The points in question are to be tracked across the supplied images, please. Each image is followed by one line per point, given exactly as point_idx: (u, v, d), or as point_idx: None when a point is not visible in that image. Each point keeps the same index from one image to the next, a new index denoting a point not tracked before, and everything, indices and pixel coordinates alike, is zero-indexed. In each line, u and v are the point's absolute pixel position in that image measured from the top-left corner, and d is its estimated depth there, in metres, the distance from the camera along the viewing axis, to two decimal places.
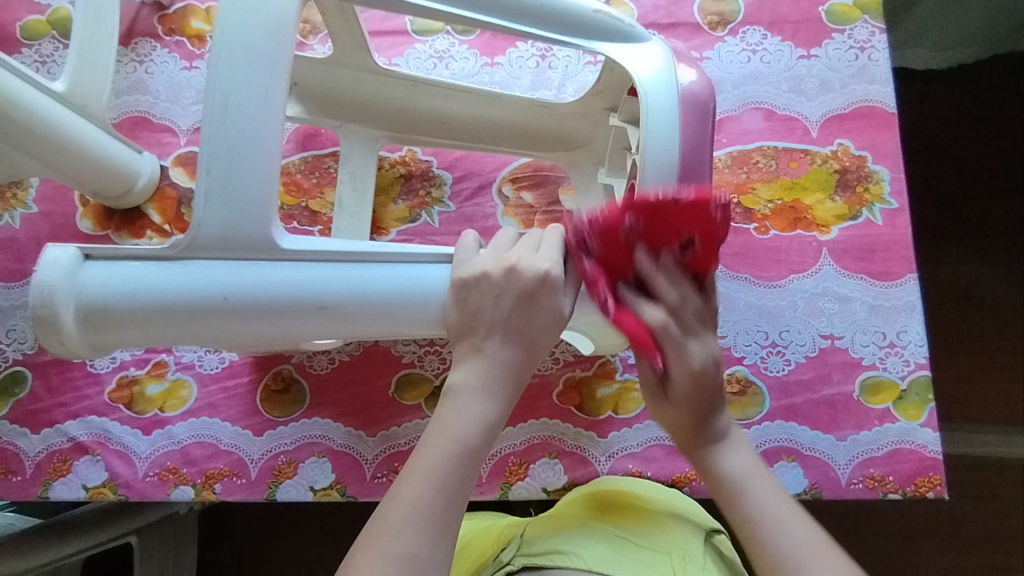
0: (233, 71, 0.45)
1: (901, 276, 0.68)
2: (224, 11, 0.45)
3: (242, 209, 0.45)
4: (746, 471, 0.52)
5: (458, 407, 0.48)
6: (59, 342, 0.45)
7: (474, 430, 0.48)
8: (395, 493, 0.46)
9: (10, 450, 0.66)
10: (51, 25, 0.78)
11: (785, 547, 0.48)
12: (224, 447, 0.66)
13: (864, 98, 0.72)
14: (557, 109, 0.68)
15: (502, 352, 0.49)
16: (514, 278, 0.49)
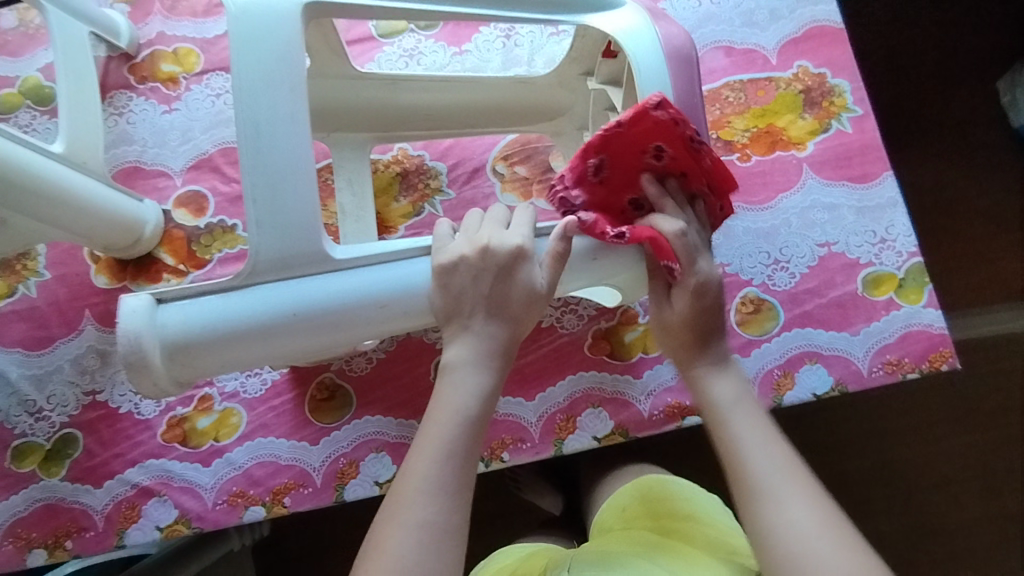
0: (257, 103, 0.49)
1: (878, 176, 0.73)
2: (237, 45, 0.49)
3: (294, 228, 0.50)
4: (733, 399, 0.54)
5: (455, 381, 0.52)
6: (153, 383, 0.50)
7: (473, 399, 0.51)
8: (407, 466, 0.49)
9: (78, 507, 0.68)
10: (23, 96, 0.79)
11: (749, 458, 0.50)
12: (285, 462, 0.69)
13: (813, 20, 0.77)
14: (534, 83, 0.71)
15: (489, 327, 0.53)
16: (489, 257, 0.52)
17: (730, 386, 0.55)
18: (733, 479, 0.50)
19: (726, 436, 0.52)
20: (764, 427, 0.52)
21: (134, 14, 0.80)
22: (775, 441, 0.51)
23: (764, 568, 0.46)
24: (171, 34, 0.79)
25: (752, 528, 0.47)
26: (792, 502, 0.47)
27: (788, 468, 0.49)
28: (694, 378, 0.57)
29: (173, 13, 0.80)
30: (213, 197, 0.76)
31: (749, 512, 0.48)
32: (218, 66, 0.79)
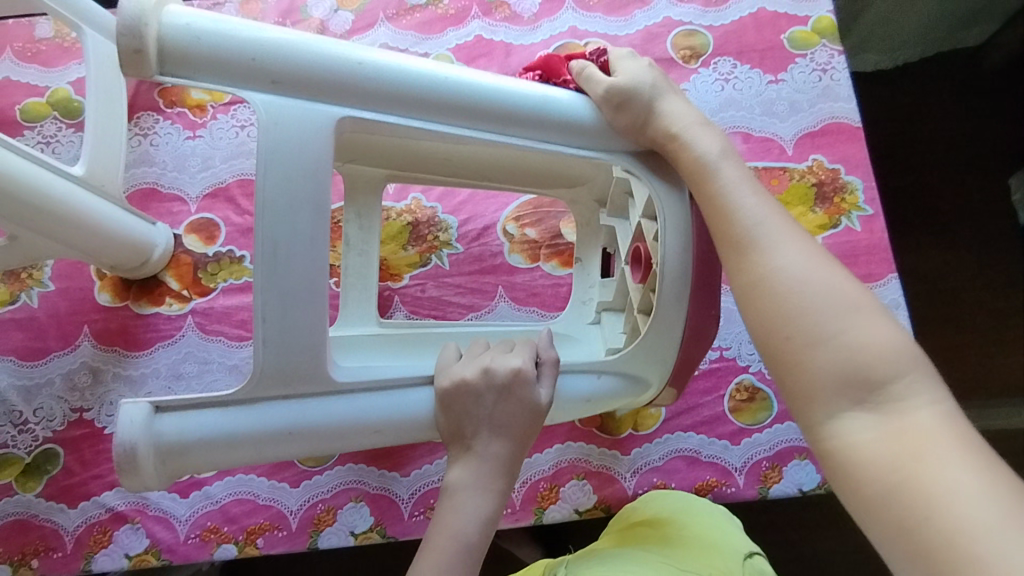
0: (278, 219, 0.46)
1: (883, 277, 0.73)
2: (267, 150, 0.46)
3: (303, 351, 0.48)
4: (716, 152, 0.51)
5: (455, 504, 0.51)
6: (140, 487, 0.48)
7: (472, 527, 0.50)
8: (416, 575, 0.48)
9: (49, 526, 0.68)
10: (50, 107, 0.80)
11: (751, 217, 0.48)
12: (263, 502, 0.68)
13: (831, 115, 0.78)
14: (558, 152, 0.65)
15: (491, 447, 0.53)
16: (490, 377, 0.53)
17: (710, 144, 0.52)
18: (718, 228, 0.49)
19: (711, 191, 0.50)
20: (751, 180, 0.50)
21: None
22: (760, 196, 0.49)
23: (786, 368, 0.43)
24: None
25: (749, 280, 0.46)
26: (785, 248, 0.46)
27: (774, 216, 0.48)
28: (666, 142, 0.53)
29: None
30: (225, 227, 0.77)
31: (739, 258, 0.47)
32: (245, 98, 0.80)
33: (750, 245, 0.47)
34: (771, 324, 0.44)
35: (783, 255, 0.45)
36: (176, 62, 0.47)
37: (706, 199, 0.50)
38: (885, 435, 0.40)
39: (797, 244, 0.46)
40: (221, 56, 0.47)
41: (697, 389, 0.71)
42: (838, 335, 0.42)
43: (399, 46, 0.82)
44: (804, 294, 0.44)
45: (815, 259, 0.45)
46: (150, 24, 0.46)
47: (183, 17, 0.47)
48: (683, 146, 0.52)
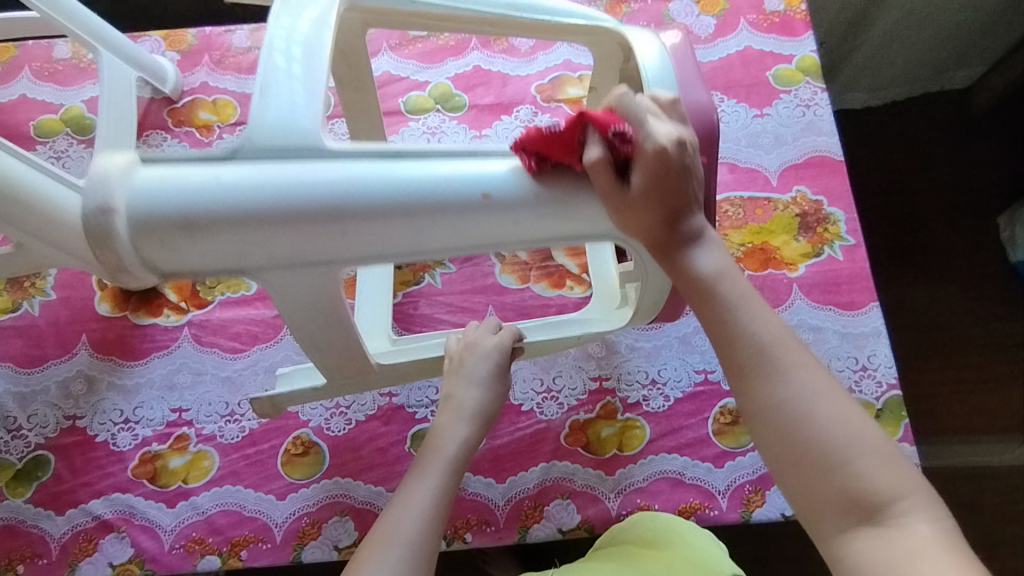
0: (308, 326, 0.56)
1: (865, 305, 0.75)
2: (281, 286, 0.52)
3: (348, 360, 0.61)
4: (720, 266, 0.47)
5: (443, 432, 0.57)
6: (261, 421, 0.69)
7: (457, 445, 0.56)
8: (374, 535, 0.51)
9: (36, 532, 0.68)
10: (64, 123, 0.83)
11: (755, 338, 0.45)
12: (249, 513, 0.69)
13: (814, 149, 0.81)
14: None
15: (473, 390, 0.59)
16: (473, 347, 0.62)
17: (715, 257, 0.48)
18: (724, 353, 0.46)
19: (716, 309, 0.46)
20: (755, 294, 0.47)
21: (183, 63, 0.86)
22: (766, 311, 0.46)
23: (789, 493, 0.43)
24: (214, 85, 0.85)
25: (759, 408, 0.44)
26: (795, 372, 0.43)
27: (784, 336, 0.45)
28: (670, 249, 0.48)
29: (219, 67, 0.86)
30: None
31: (751, 385, 0.44)
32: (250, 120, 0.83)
33: (753, 371, 0.44)
34: (775, 448, 0.43)
35: (795, 384, 0.43)
36: (165, 246, 0.47)
37: (711, 318, 0.46)
38: (890, 552, 0.39)
39: (809, 369, 0.44)
40: (193, 226, 0.47)
41: (682, 411, 0.72)
42: (851, 461, 0.41)
43: (401, 74, 0.86)
44: (818, 422, 0.42)
45: (824, 380, 0.43)
46: (117, 201, 0.46)
47: (148, 188, 0.46)
48: (685, 263, 0.48)
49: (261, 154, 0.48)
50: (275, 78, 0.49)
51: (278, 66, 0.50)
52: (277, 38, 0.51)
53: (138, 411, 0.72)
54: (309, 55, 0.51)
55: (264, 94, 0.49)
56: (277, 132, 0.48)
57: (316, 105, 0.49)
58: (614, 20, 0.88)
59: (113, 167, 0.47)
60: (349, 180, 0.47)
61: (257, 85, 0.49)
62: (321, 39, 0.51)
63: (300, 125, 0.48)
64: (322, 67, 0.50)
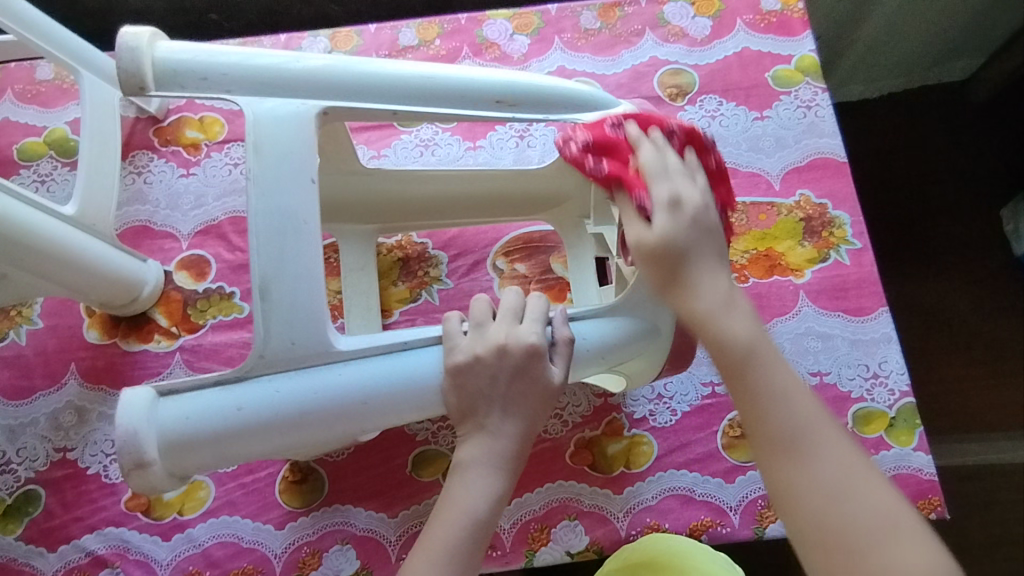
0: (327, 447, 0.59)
1: (874, 310, 0.73)
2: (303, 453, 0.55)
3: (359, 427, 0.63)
4: (753, 341, 0.46)
5: (465, 481, 0.50)
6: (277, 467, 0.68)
7: (483, 503, 0.49)
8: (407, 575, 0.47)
9: (27, 571, 0.66)
10: (48, 146, 0.82)
11: (792, 425, 0.44)
12: (246, 545, 0.67)
13: (816, 151, 0.79)
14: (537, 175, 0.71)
15: (505, 427, 0.51)
16: (505, 357, 0.51)
17: (748, 325, 0.47)
18: (751, 424, 0.45)
19: (753, 380, 0.45)
20: (793, 374, 0.46)
21: None
22: (800, 389, 0.45)
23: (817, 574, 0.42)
24: (200, 103, 0.83)
25: (782, 489, 0.43)
26: (832, 466, 0.42)
27: (819, 420, 0.44)
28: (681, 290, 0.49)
29: None
30: (216, 264, 0.77)
31: (773, 459, 0.43)
32: (239, 137, 0.82)
33: (787, 451, 0.43)
34: (808, 531, 0.42)
35: (827, 473, 0.42)
36: (184, 462, 0.49)
37: (743, 389, 0.45)
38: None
39: (855, 478, 0.42)
40: (227, 442, 0.48)
41: (690, 425, 0.70)
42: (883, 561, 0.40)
43: None
44: (848, 521, 0.41)
45: (858, 471, 0.42)
46: (150, 441, 0.47)
47: (170, 415, 0.48)
48: (714, 334, 0.47)
49: (277, 367, 0.49)
50: (273, 268, 0.49)
51: (272, 249, 0.49)
52: (261, 218, 0.49)
53: None
54: (294, 230, 0.49)
55: (266, 295, 0.49)
56: (288, 342, 0.49)
57: (320, 297, 0.49)
58: (608, 25, 0.86)
59: (135, 407, 0.47)
60: (359, 379, 0.50)
61: (255, 282, 0.49)
62: (306, 205, 0.50)
63: (310, 326, 0.49)
64: (313, 238, 0.50)
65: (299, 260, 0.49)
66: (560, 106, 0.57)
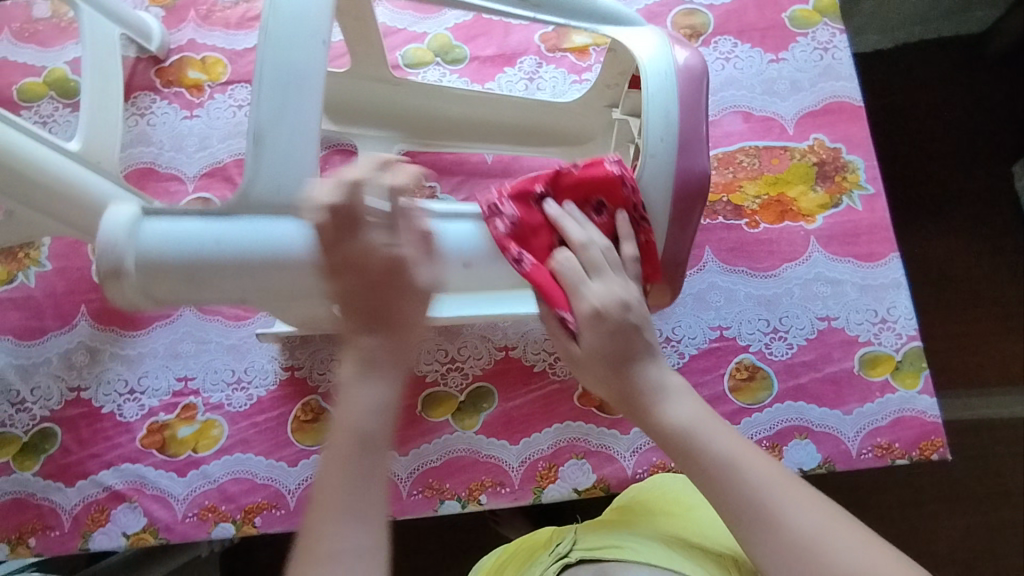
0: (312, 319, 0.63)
1: (885, 256, 0.73)
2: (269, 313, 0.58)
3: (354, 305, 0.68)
4: (692, 422, 0.48)
5: (350, 398, 0.42)
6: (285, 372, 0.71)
7: (373, 418, 0.41)
8: (306, 538, 0.40)
9: (47, 505, 0.68)
10: (48, 86, 0.80)
11: (752, 491, 0.44)
12: (261, 481, 0.68)
13: (832, 95, 0.78)
14: (559, 108, 0.72)
15: None
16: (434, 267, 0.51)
17: (688, 408, 0.49)
18: (721, 510, 0.45)
19: (703, 462, 0.47)
20: (740, 440, 0.48)
21: (168, 19, 0.82)
22: (753, 454, 0.47)
23: None
24: (202, 42, 0.81)
25: (780, 561, 0.42)
26: (798, 515, 0.43)
27: (772, 470, 0.46)
28: (640, 411, 0.50)
29: (206, 22, 0.82)
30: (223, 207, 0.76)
31: (749, 535, 0.44)
32: (242, 78, 0.80)
33: (757, 527, 0.43)
34: None
35: (795, 525, 0.43)
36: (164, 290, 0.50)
37: (699, 476, 0.47)
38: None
39: (810, 510, 0.43)
40: (200, 270, 0.50)
41: (698, 368, 0.70)
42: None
43: (397, 25, 0.81)
44: (835, 560, 0.41)
45: (819, 505, 0.44)
46: (127, 257, 0.49)
47: (150, 236, 0.49)
48: (654, 418, 0.49)
49: (260, 209, 0.50)
50: (271, 118, 0.49)
51: (272, 103, 0.48)
52: (270, 71, 0.49)
53: (142, 381, 0.71)
54: (298, 87, 0.49)
55: (260, 141, 0.48)
56: (275, 189, 0.49)
57: (313, 154, 0.49)
58: None
59: (118, 223, 0.49)
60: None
61: (250, 129, 0.48)
62: (313, 62, 0.49)
63: (299, 177, 0.49)
64: (316, 103, 0.49)
65: (298, 117, 0.49)
66: (583, 13, 0.58)
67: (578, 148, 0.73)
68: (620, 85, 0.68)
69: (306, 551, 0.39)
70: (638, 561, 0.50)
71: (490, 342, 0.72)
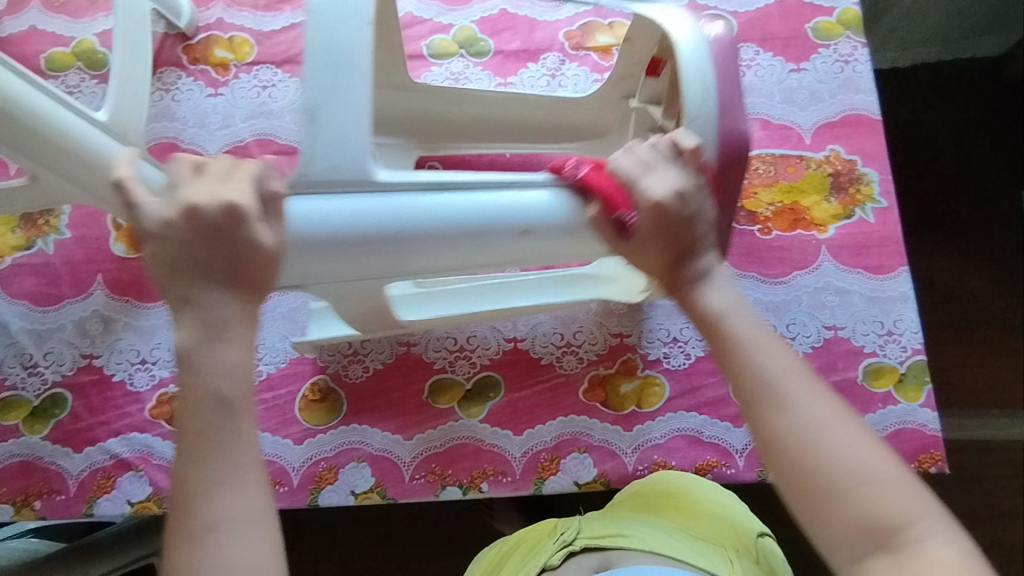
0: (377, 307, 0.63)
1: (894, 269, 0.74)
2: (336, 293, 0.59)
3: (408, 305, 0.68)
4: (727, 306, 0.47)
5: (202, 367, 0.47)
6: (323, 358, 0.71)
7: (221, 385, 0.47)
8: (180, 497, 0.46)
9: (54, 469, 0.69)
10: (75, 57, 0.81)
11: (767, 376, 0.44)
12: (266, 457, 0.69)
13: (851, 107, 0.78)
14: (578, 104, 0.73)
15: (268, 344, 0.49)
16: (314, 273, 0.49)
17: (725, 294, 0.48)
18: (732, 383, 0.46)
19: (727, 347, 0.46)
20: (768, 330, 0.47)
21: None
22: (777, 345, 0.46)
23: (798, 493, 0.43)
24: (230, 22, 0.82)
25: (767, 442, 0.44)
26: (805, 403, 0.44)
27: (796, 370, 0.45)
28: (681, 287, 0.49)
29: (235, 3, 0.83)
30: None
31: (760, 414, 0.44)
32: (268, 60, 0.81)
33: (767, 406, 0.44)
34: (796, 480, 0.43)
35: (806, 414, 0.43)
36: None
37: (722, 354, 0.46)
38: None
39: (820, 403, 0.44)
40: None
41: (703, 369, 0.71)
42: (859, 484, 0.42)
43: (424, 15, 0.82)
44: (826, 451, 0.42)
45: (835, 408, 0.44)
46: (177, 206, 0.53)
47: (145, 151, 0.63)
48: (691, 300, 0.48)
49: (316, 186, 0.52)
50: (323, 94, 0.51)
51: (323, 78, 0.51)
52: (318, 49, 0.51)
53: (155, 352, 0.72)
54: (347, 63, 0.51)
55: (315, 117, 0.51)
56: (330, 163, 0.51)
57: (364, 127, 0.51)
58: None
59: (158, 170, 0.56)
60: (397, 207, 0.53)
61: (304, 105, 0.51)
62: (361, 39, 0.51)
63: (350, 151, 0.51)
64: (365, 75, 0.51)
65: (346, 93, 0.51)
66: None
67: (597, 141, 0.75)
68: (636, 75, 0.69)
69: (184, 506, 0.45)
70: (641, 549, 0.52)
71: (499, 332, 0.73)
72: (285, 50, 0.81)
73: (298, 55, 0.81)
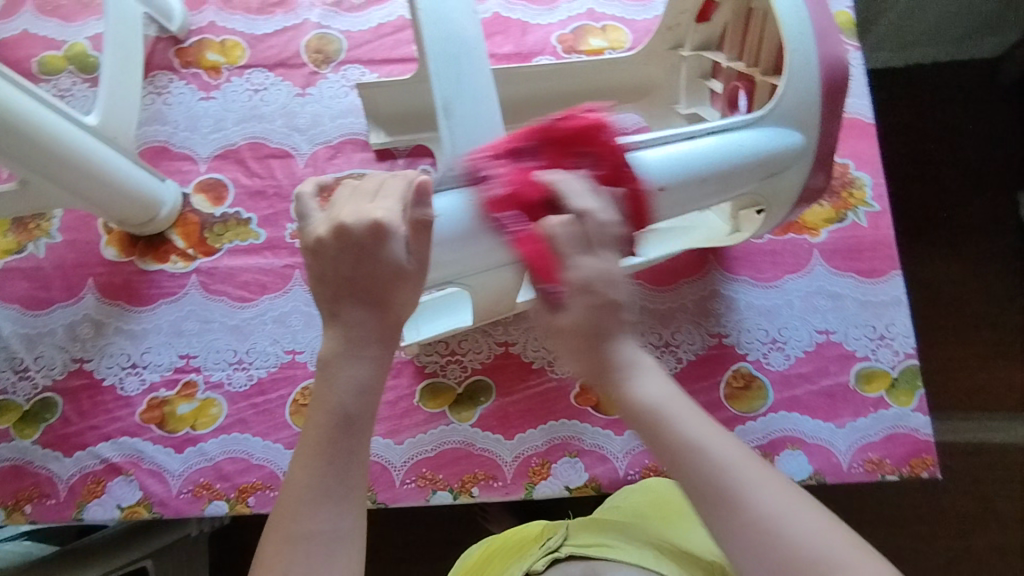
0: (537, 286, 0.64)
1: (886, 273, 0.74)
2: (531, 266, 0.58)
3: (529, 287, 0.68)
4: (662, 398, 0.47)
5: (331, 376, 0.47)
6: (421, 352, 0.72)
7: (349, 396, 0.46)
8: (280, 509, 0.45)
9: (44, 473, 0.68)
10: (67, 61, 0.81)
11: (717, 471, 0.44)
12: (256, 461, 0.68)
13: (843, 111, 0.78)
14: (622, 63, 0.73)
15: (353, 315, 0.47)
16: (345, 235, 0.46)
17: (657, 384, 0.48)
18: (679, 478, 0.45)
19: (669, 439, 0.45)
20: (705, 418, 0.46)
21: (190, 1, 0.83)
22: (709, 431, 0.45)
23: None
24: (222, 25, 0.82)
25: (732, 533, 0.42)
26: (753, 488, 0.43)
27: (749, 463, 0.44)
28: (610, 383, 0.48)
29: (227, 6, 0.83)
30: (233, 188, 0.77)
31: (709, 511, 0.43)
32: (260, 63, 0.81)
33: (721, 502, 0.43)
34: (769, 572, 0.41)
35: (756, 503, 0.42)
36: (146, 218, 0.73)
37: (666, 452, 0.45)
38: None
39: (773, 488, 0.43)
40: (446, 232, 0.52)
41: (695, 373, 0.71)
42: (827, 564, 0.40)
43: None
44: (790, 541, 0.41)
45: (791, 494, 0.43)
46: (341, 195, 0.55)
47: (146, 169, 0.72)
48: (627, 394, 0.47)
49: (463, 178, 0.51)
50: (453, 90, 0.52)
51: (448, 75, 0.52)
52: (434, 43, 0.53)
53: (145, 356, 0.72)
54: (466, 57, 0.53)
55: (449, 111, 0.52)
56: (474, 152, 0.52)
57: (496, 114, 0.53)
58: None
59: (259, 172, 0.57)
60: None
61: (438, 103, 0.52)
62: (470, 32, 0.54)
63: (490, 140, 0.52)
64: (484, 65, 0.53)
65: (472, 76, 0.53)
66: None
67: (645, 99, 0.75)
68: (682, 25, 0.68)
69: (280, 521, 0.44)
70: (628, 562, 0.51)
71: (490, 337, 0.73)
72: (278, 54, 0.81)
73: (290, 58, 0.81)
